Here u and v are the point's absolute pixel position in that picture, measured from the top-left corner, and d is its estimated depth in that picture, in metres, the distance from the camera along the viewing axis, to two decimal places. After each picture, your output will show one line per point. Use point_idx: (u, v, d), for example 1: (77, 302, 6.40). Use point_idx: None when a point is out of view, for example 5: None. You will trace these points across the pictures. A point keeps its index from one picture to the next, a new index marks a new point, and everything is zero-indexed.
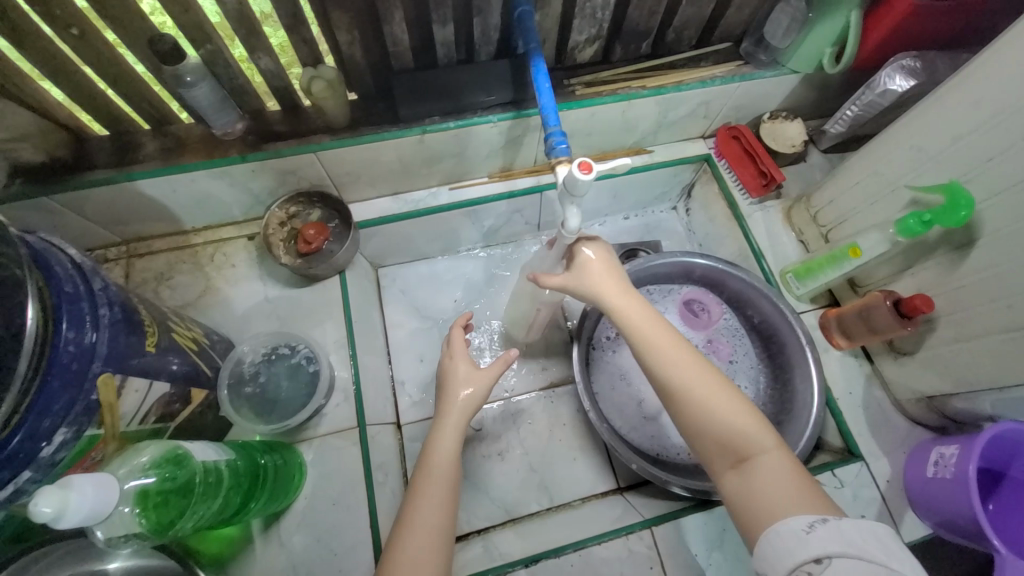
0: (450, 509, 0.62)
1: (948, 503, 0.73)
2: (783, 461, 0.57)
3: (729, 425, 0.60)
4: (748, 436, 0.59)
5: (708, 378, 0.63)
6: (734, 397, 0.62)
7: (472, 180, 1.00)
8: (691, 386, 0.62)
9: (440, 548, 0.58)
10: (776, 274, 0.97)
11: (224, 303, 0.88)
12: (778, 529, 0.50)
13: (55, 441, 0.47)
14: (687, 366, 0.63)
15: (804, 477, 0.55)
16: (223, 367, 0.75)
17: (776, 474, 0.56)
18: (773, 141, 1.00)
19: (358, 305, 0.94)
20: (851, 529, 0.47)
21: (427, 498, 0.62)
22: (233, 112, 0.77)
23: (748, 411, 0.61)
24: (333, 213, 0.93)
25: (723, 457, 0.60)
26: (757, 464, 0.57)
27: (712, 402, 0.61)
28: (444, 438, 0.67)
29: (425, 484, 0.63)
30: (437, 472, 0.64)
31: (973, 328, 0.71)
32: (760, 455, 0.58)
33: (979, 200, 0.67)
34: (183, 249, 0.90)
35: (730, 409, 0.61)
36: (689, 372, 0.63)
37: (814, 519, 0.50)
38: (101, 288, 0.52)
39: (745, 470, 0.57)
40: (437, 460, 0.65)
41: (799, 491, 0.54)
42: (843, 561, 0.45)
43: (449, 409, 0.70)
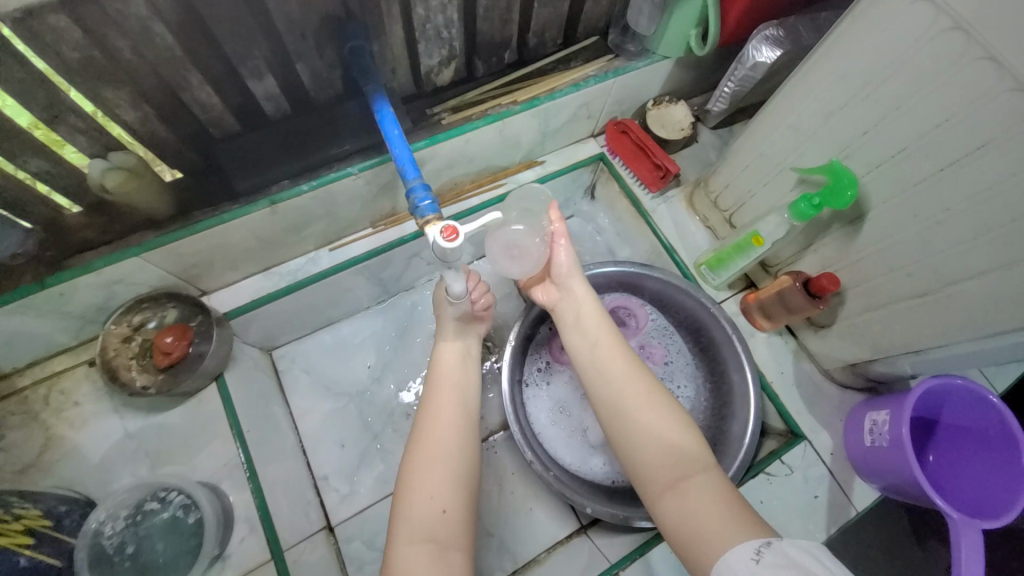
0: (464, 417, 0.67)
1: (892, 470, 0.74)
2: (720, 483, 0.57)
3: (667, 442, 0.61)
4: (688, 457, 0.60)
5: (652, 397, 0.66)
6: (677, 416, 0.64)
7: (354, 234, 0.89)
8: (634, 408, 0.65)
9: (457, 454, 0.64)
10: (691, 267, 0.94)
11: (74, 453, 0.72)
12: (726, 558, 0.48)
13: None
14: (636, 387, 0.67)
15: (740, 498, 0.55)
16: (77, 549, 0.61)
17: (711, 494, 0.55)
18: (663, 129, 0.97)
19: (250, 409, 0.81)
20: (796, 551, 0.45)
21: (438, 412, 0.66)
22: (9, 233, 0.61)
23: (690, 430, 0.63)
24: (193, 310, 0.79)
25: (659, 477, 0.60)
26: (694, 482, 0.57)
27: (654, 420, 0.64)
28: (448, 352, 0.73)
29: (434, 391, 0.69)
30: (445, 381, 0.70)
31: (880, 297, 0.71)
32: (698, 475, 0.58)
33: (861, 174, 0.66)
34: (4, 398, 0.72)
35: (670, 426, 0.63)
36: (633, 387, 0.67)
37: (761, 545, 0.47)
38: None
39: (681, 488, 0.57)
40: (446, 375, 0.71)
41: (735, 509, 0.53)
42: None
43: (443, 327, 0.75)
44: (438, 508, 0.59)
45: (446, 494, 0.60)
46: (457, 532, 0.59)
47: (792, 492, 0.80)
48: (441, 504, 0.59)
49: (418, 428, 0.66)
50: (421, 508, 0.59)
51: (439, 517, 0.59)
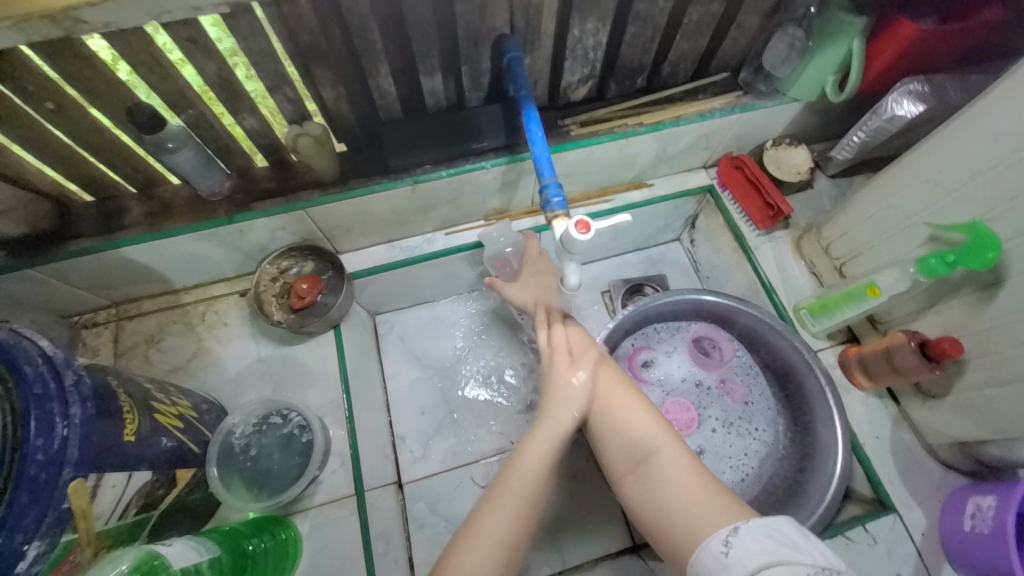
0: (528, 520, 0.59)
1: (988, 557, 0.67)
2: (679, 457, 0.57)
3: (630, 430, 0.60)
4: (650, 437, 0.59)
5: (608, 386, 0.65)
6: (635, 401, 0.63)
7: (468, 224, 0.97)
8: (600, 395, 0.64)
9: (510, 562, 0.57)
10: (789, 309, 0.92)
11: (215, 364, 0.86)
12: (699, 553, 0.48)
13: (29, 556, 0.43)
14: (601, 378, 0.66)
15: (701, 472, 0.55)
16: (212, 441, 0.72)
17: (672, 472, 0.56)
18: (777, 170, 0.97)
19: (354, 360, 0.91)
20: (762, 530, 0.46)
21: (505, 509, 0.58)
22: (218, 173, 0.75)
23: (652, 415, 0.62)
24: (327, 265, 0.90)
25: (626, 461, 0.60)
26: (657, 464, 0.57)
27: (613, 403, 0.63)
28: (538, 439, 0.62)
29: (509, 477, 0.60)
30: (530, 478, 0.60)
31: (1009, 372, 0.66)
32: (658, 455, 0.58)
33: (1005, 239, 0.63)
34: (173, 308, 0.88)
35: (630, 412, 0.62)
36: (595, 386, 0.65)
37: (727, 534, 0.47)
38: (73, 384, 0.48)
39: (643, 473, 0.58)
40: (532, 467, 0.61)
41: (704, 494, 0.53)
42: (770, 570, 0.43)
43: (549, 402, 0.65)
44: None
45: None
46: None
47: (872, 563, 0.75)
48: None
49: (466, 525, 0.59)
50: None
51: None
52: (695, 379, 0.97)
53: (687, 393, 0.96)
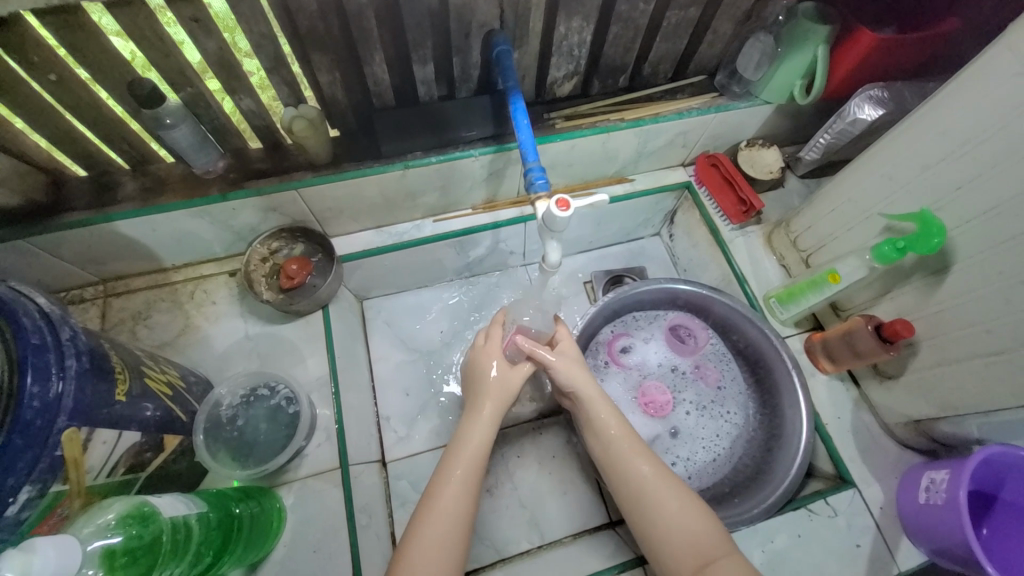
0: (475, 488, 0.65)
1: (943, 529, 0.72)
2: (744, 567, 0.57)
3: (692, 530, 0.61)
4: (707, 539, 0.60)
5: (671, 483, 0.65)
6: (696, 501, 0.64)
7: (456, 212, 1.00)
8: (654, 488, 0.64)
9: (460, 529, 0.62)
10: (759, 299, 0.98)
11: (203, 341, 0.87)
12: None
13: (20, 500, 0.45)
14: (656, 474, 0.66)
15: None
16: (199, 411, 0.73)
17: None
18: (750, 168, 1.03)
19: (341, 340, 0.93)
20: None
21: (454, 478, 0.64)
22: (213, 151, 0.77)
23: (705, 512, 0.63)
24: (316, 248, 0.93)
25: (686, 562, 0.59)
26: (722, 568, 0.57)
27: (675, 497, 0.64)
28: (476, 421, 0.69)
29: (451, 459, 0.66)
30: (468, 456, 0.66)
31: (954, 352, 0.72)
32: (722, 558, 0.58)
33: (950, 227, 0.69)
34: (162, 286, 0.89)
35: (693, 514, 0.62)
36: (662, 482, 0.65)
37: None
38: (69, 338, 0.50)
39: None
40: (469, 447, 0.67)
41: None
42: None
43: (484, 394, 0.71)
44: None
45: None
46: None
47: (833, 535, 0.79)
48: None
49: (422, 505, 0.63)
50: None
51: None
52: (671, 364, 1.01)
53: (663, 377, 1.00)
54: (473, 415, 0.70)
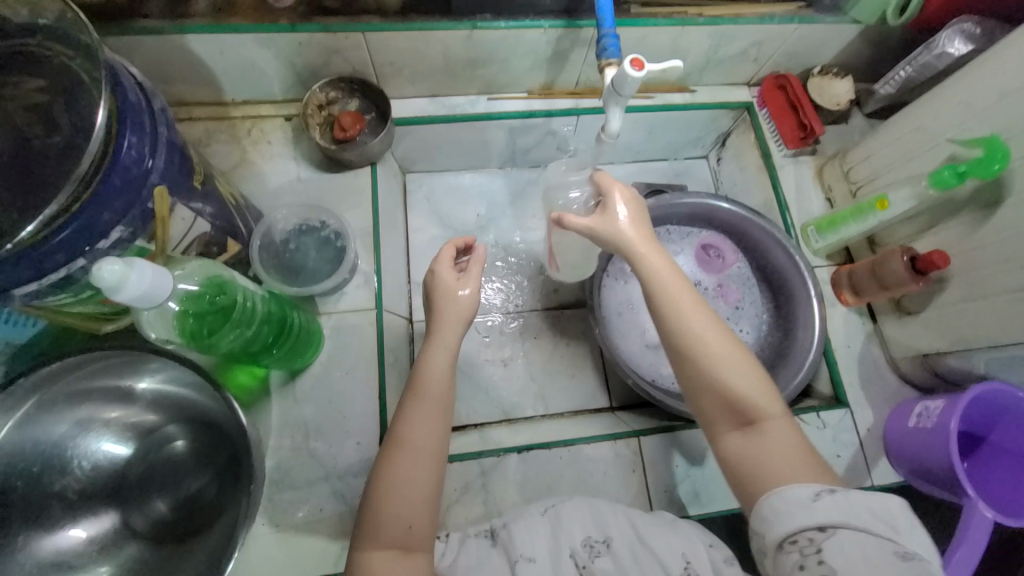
0: (443, 423, 0.64)
1: (926, 453, 0.77)
2: (790, 430, 0.59)
3: (746, 393, 0.60)
4: (760, 404, 0.59)
5: (729, 344, 0.62)
6: (753, 366, 0.62)
7: (511, 94, 1.00)
8: (712, 349, 0.61)
9: (431, 461, 0.61)
10: (797, 227, 0.98)
11: (257, 176, 0.90)
12: (784, 494, 0.53)
13: (112, 237, 0.50)
14: (715, 338, 0.62)
15: (808, 447, 0.57)
16: (255, 230, 0.79)
17: (785, 442, 0.57)
18: (818, 96, 1.00)
19: (385, 201, 0.96)
20: (860, 503, 0.50)
21: (418, 416, 0.63)
22: None
23: (762, 380, 0.61)
24: (371, 106, 0.94)
25: (731, 421, 0.60)
26: (768, 431, 0.58)
27: (730, 357, 0.61)
28: (437, 355, 0.67)
29: (412, 404, 0.64)
30: (431, 388, 0.65)
31: (983, 287, 0.74)
32: (770, 423, 0.59)
33: (1018, 157, 0.68)
34: (221, 119, 0.92)
35: (747, 378, 0.60)
36: (719, 344, 0.61)
37: (822, 489, 0.51)
38: (160, 109, 0.54)
39: (755, 436, 0.58)
40: (430, 381, 0.65)
41: (811, 463, 0.56)
42: (862, 501, 0.50)
43: (445, 320, 0.69)
44: (405, 524, 0.57)
45: (416, 507, 0.58)
46: (424, 539, 0.58)
47: (818, 443, 0.85)
48: (407, 518, 0.58)
49: (387, 445, 0.62)
50: (389, 521, 0.57)
51: (405, 531, 0.57)
52: (695, 279, 1.03)
53: None
54: (435, 340, 0.67)
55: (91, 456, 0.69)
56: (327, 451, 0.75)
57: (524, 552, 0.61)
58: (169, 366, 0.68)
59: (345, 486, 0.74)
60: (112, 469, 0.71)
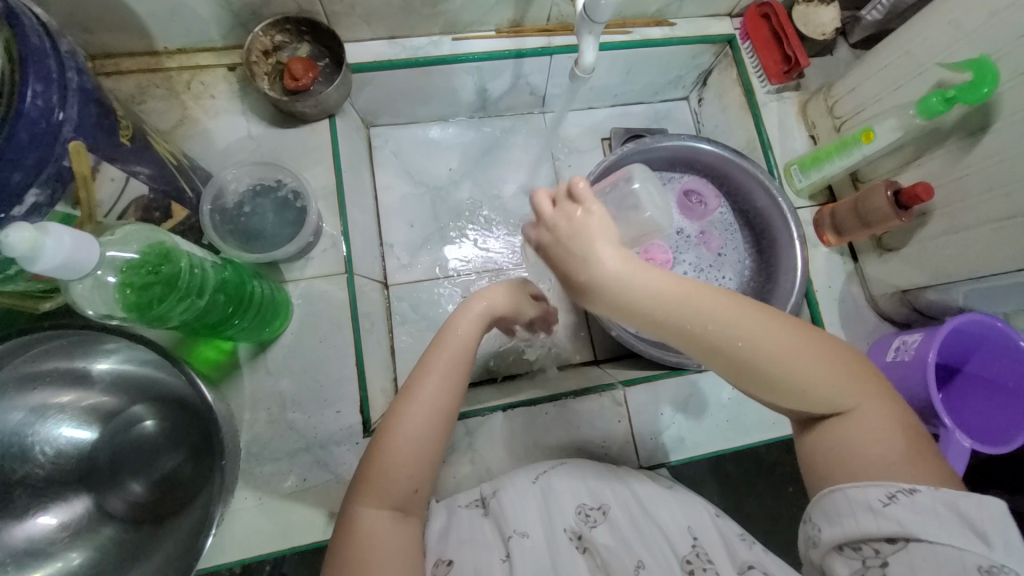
0: (457, 384, 0.61)
1: (904, 386, 0.78)
2: (881, 414, 0.50)
3: (827, 399, 0.49)
4: (842, 401, 0.50)
5: (802, 358, 0.48)
6: (830, 361, 0.50)
7: (477, 33, 0.92)
8: (779, 372, 0.48)
9: (439, 426, 0.58)
10: (779, 166, 0.95)
11: (203, 135, 0.82)
12: (851, 495, 0.48)
13: (27, 203, 0.44)
14: (783, 354, 0.48)
15: (902, 434, 0.49)
16: (205, 194, 0.72)
17: (874, 435, 0.49)
18: (803, 26, 0.94)
19: (348, 157, 0.89)
20: (941, 509, 0.45)
21: (432, 374, 0.59)
22: None
23: (845, 373, 0.50)
24: (324, 52, 0.85)
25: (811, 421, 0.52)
26: (853, 427, 0.50)
27: (799, 367, 0.48)
28: (461, 320, 0.63)
29: (429, 361, 0.60)
30: (454, 349, 0.61)
31: (966, 218, 0.72)
32: (858, 416, 0.50)
33: (1007, 80, 0.65)
34: (155, 71, 0.82)
35: (827, 383, 0.49)
36: (785, 363, 0.48)
37: (896, 491, 0.46)
38: (68, 51, 0.46)
39: (837, 435, 0.50)
40: (450, 347, 0.61)
41: (903, 450, 0.49)
42: (938, 500, 0.45)
43: (480, 295, 0.66)
44: (410, 487, 0.56)
45: (423, 472, 0.57)
46: (423, 503, 0.58)
47: None
48: (414, 481, 0.57)
49: (394, 405, 0.59)
50: (396, 483, 0.56)
51: (410, 495, 0.56)
52: (677, 227, 1.01)
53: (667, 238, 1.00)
54: (459, 310, 0.64)
55: (54, 442, 0.65)
56: (306, 422, 0.73)
57: (517, 527, 0.60)
58: (129, 347, 0.64)
59: (328, 456, 0.72)
60: (79, 453, 0.67)
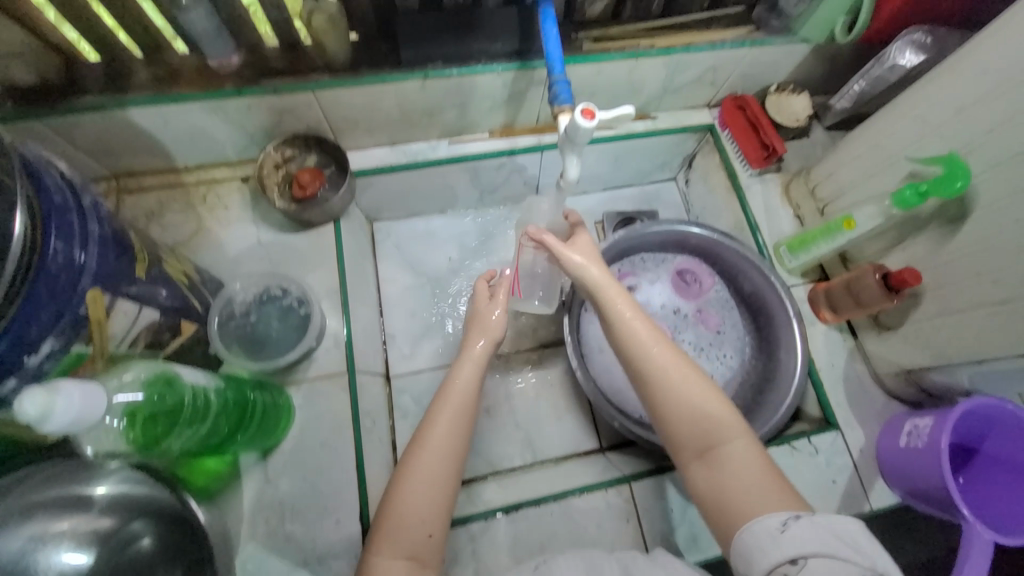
0: (465, 428, 0.64)
1: (920, 472, 0.75)
2: (755, 452, 0.58)
3: (704, 416, 0.60)
4: (718, 426, 0.59)
5: (685, 370, 0.63)
6: (709, 387, 0.62)
7: (472, 135, 0.98)
8: (668, 374, 0.62)
9: (452, 468, 0.61)
10: (769, 247, 0.97)
11: (215, 243, 0.87)
12: (756, 528, 0.51)
13: (42, 351, 0.47)
14: (673, 364, 0.63)
15: (772, 470, 0.56)
16: (213, 305, 0.75)
17: (745, 463, 0.57)
18: (778, 115, 1.00)
19: (351, 256, 0.93)
20: (824, 528, 0.48)
21: (439, 421, 0.63)
22: (229, 44, 0.75)
23: (721, 399, 0.62)
24: (330, 159, 0.91)
25: (691, 445, 0.60)
26: (727, 454, 0.58)
27: (683, 378, 0.62)
28: (465, 366, 0.69)
29: (437, 409, 0.65)
30: (457, 392, 0.66)
31: (958, 302, 0.73)
32: (731, 446, 0.58)
33: (976, 173, 0.68)
34: (175, 187, 0.89)
35: (703, 401, 0.61)
36: (673, 368, 0.63)
37: (787, 517, 0.50)
38: (91, 205, 0.51)
39: (714, 459, 0.58)
40: (456, 390, 0.66)
41: (771, 483, 0.55)
42: (824, 521, 0.49)
43: (481, 323, 0.73)
44: (425, 534, 0.58)
45: (437, 519, 0.59)
46: (437, 552, 0.59)
47: (812, 470, 0.83)
48: (428, 527, 0.58)
49: (408, 450, 0.62)
50: (410, 530, 0.57)
51: (425, 541, 0.57)
52: (673, 307, 1.01)
53: (664, 318, 1.00)
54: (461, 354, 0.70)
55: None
56: (305, 533, 0.72)
57: None
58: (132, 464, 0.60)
59: (326, 571, 0.69)
60: None
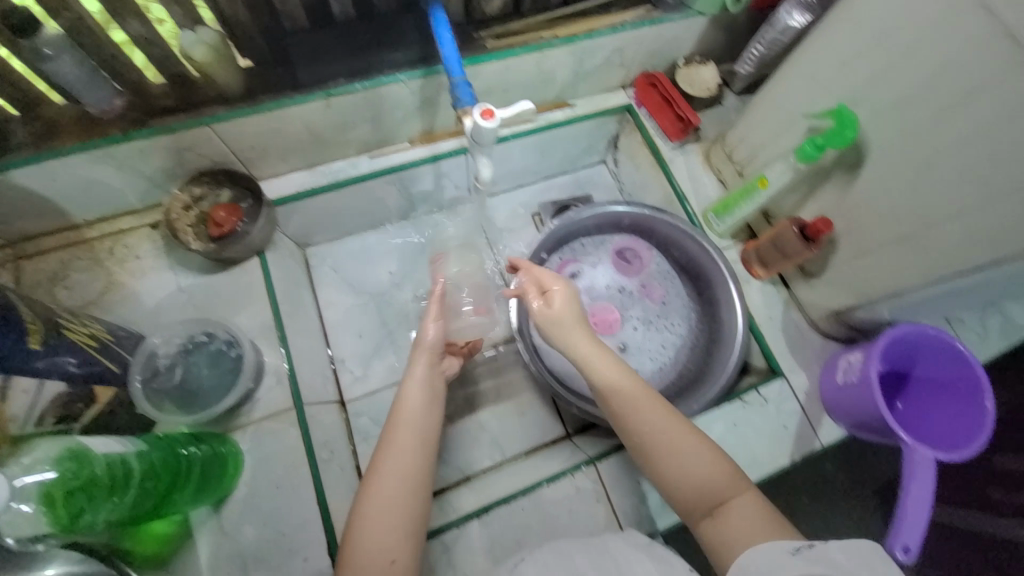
0: (422, 449, 0.64)
1: (858, 406, 0.79)
2: (760, 506, 0.58)
3: (704, 472, 0.60)
4: (722, 483, 0.59)
5: (683, 432, 0.62)
6: (706, 441, 0.62)
7: (392, 146, 0.96)
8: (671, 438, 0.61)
9: (413, 493, 0.61)
10: (698, 215, 1.01)
11: (132, 298, 0.82)
12: (763, 548, 0.52)
13: None
14: (672, 425, 0.62)
15: (775, 515, 0.57)
16: (133, 362, 0.71)
17: (751, 518, 0.57)
18: (688, 87, 1.02)
19: (284, 287, 0.90)
20: (836, 551, 0.47)
21: (395, 446, 0.63)
22: (107, 87, 0.71)
23: (722, 457, 0.61)
24: (244, 192, 0.87)
25: (700, 503, 0.60)
26: (735, 508, 0.58)
27: (685, 444, 0.61)
28: (411, 391, 0.68)
29: (392, 435, 0.64)
30: (409, 420, 0.66)
31: (870, 243, 0.77)
32: (735, 500, 0.59)
33: (866, 121, 0.72)
34: (77, 244, 0.82)
35: (702, 454, 0.61)
36: (670, 425, 0.62)
37: (801, 545, 0.50)
38: None
39: (722, 515, 0.58)
40: (407, 408, 0.67)
41: (771, 525, 0.56)
42: (840, 545, 0.48)
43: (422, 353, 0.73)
44: (386, 559, 0.57)
45: (401, 542, 0.58)
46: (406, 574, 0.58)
47: (766, 420, 0.86)
48: (391, 552, 0.57)
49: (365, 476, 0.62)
50: (370, 552, 0.57)
51: (385, 567, 0.56)
52: (619, 285, 1.03)
53: (612, 298, 1.02)
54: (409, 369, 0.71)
55: None
56: None
57: None
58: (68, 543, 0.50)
59: None
60: None
